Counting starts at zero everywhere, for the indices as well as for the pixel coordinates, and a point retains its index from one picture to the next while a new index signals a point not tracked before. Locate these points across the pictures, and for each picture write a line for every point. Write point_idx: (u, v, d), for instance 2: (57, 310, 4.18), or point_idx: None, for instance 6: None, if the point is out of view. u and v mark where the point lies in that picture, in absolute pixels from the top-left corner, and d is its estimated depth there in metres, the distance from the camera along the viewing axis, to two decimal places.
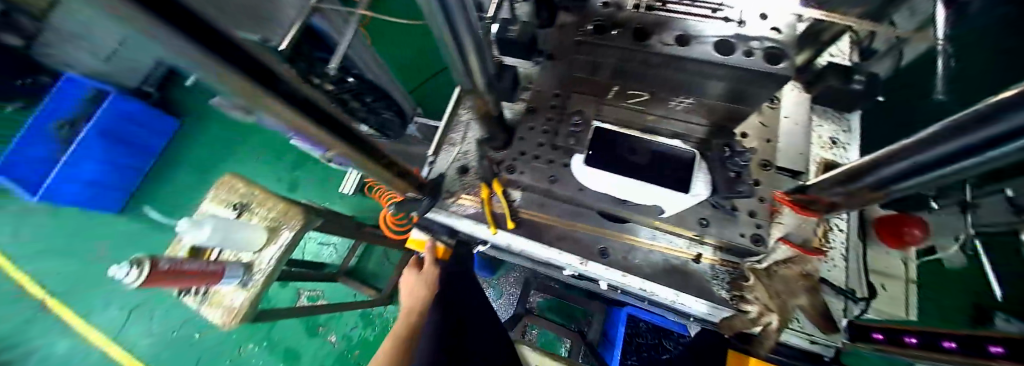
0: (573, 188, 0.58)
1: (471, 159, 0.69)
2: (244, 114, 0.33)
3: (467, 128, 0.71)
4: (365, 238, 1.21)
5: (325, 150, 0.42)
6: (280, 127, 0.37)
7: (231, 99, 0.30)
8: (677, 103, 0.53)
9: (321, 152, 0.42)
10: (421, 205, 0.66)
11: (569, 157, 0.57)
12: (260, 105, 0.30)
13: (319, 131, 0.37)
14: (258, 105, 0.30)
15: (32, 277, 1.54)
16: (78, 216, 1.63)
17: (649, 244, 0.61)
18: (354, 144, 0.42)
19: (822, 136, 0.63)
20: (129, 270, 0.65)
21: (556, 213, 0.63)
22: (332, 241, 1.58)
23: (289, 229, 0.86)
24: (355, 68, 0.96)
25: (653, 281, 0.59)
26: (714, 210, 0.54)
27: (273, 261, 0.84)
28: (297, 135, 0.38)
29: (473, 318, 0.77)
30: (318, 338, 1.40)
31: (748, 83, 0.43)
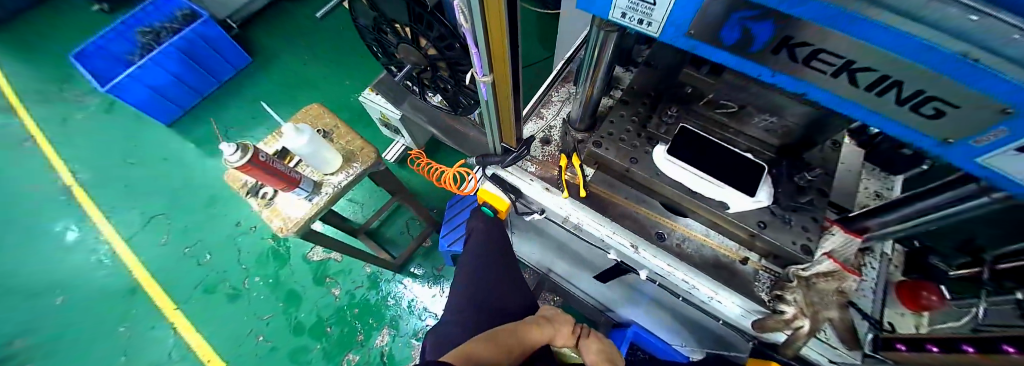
0: (650, 171, 0.65)
1: (556, 133, 0.79)
2: (463, 20, 0.44)
3: (557, 108, 0.82)
4: (406, 198, 1.26)
5: (485, 74, 0.52)
6: (469, 40, 0.47)
7: (463, 5, 0.39)
8: (760, 120, 0.63)
9: (480, 74, 0.52)
10: (506, 158, 0.75)
11: (651, 146, 0.67)
12: (479, 21, 0.41)
13: (500, 53, 0.47)
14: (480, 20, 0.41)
15: (70, 167, 1.60)
16: (129, 120, 1.71)
17: (702, 239, 0.69)
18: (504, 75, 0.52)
19: (870, 189, 0.74)
20: (236, 151, 0.71)
21: (624, 195, 0.71)
22: (361, 201, 1.55)
23: (360, 163, 0.93)
24: None
25: (698, 271, 0.66)
26: (772, 216, 0.62)
27: (343, 184, 0.91)
28: (477, 51, 0.48)
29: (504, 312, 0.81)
30: (323, 288, 1.35)
31: (830, 112, 0.53)
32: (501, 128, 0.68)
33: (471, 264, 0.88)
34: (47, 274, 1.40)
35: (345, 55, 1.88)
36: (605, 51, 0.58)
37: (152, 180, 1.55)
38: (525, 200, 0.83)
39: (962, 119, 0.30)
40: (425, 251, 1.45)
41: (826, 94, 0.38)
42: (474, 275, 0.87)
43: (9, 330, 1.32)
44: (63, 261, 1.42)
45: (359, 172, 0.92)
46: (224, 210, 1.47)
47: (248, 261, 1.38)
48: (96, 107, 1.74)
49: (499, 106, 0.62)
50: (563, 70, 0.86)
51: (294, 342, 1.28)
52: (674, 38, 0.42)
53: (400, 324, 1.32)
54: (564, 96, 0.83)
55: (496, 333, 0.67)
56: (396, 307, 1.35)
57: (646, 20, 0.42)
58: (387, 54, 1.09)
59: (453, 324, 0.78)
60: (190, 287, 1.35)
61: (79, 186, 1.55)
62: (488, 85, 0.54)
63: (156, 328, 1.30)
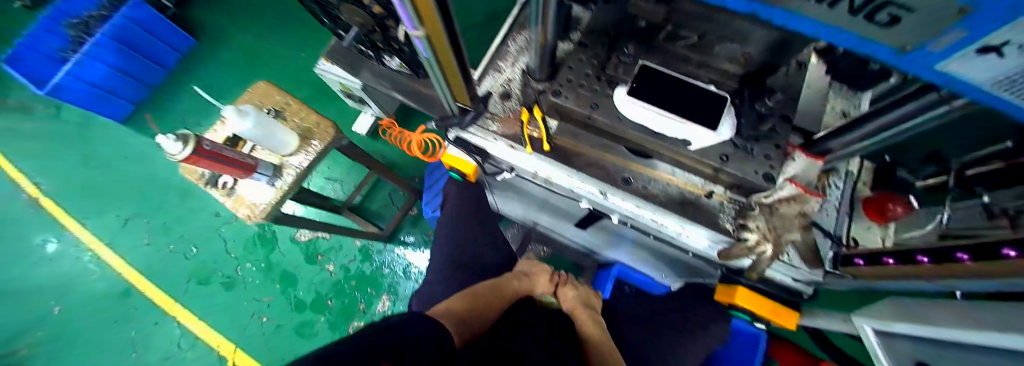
0: (612, 116, 0.63)
1: (515, 85, 0.75)
2: None
3: (515, 58, 0.76)
4: (382, 169, 1.23)
5: (416, 28, 0.45)
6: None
7: None
8: (723, 49, 0.61)
9: (411, 28, 0.46)
10: (466, 118, 0.72)
11: (612, 88, 0.63)
12: None
13: (426, 3, 0.40)
14: None
15: (30, 179, 1.53)
16: (77, 122, 1.60)
17: (667, 178, 0.68)
18: (438, 24, 0.45)
19: (837, 108, 0.73)
20: (177, 142, 0.67)
21: (588, 143, 0.69)
22: (340, 178, 1.52)
23: (320, 141, 0.89)
24: None
25: (664, 209, 0.66)
26: (735, 149, 0.61)
27: (305, 164, 0.87)
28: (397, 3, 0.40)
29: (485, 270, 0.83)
30: (316, 265, 1.38)
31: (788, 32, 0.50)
32: (451, 85, 0.63)
33: (449, 229, 0.89)
34: (38, 286, 1.41)
35: (294, 22, 1.71)
36: None
37: (118, 182, 1.49)
38: (493, 161, 0.81)
39: (920, 24, 0.25)
40: (412, 220, 1.45)
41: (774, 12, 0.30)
42: (451, 241, 0.88)
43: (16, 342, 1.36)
44: (51, 273, 1.42)
45: (320, 150, 0.88)
46: (199, 204, 1.44)
47: (237, 250, 1.38)
48: (39, 111, 1.62)
49: (443, 61, 0.56)
50: (518, 16, 0.80)
51: (298, 318, 1.34)
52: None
53: (398, 289, 1.37)
54: (521, 44, 0.77)
55: (476, 292, 0.71)
56: (392, 275, 1.39)
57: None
58: (328, 16, 0.99)
59: (435, 286, 0.81)
60: (185, 281, 1.37)
61: (46, 196, 1.50)
62: (424, 39, 0.47)
63: (160, 323, 1.34)
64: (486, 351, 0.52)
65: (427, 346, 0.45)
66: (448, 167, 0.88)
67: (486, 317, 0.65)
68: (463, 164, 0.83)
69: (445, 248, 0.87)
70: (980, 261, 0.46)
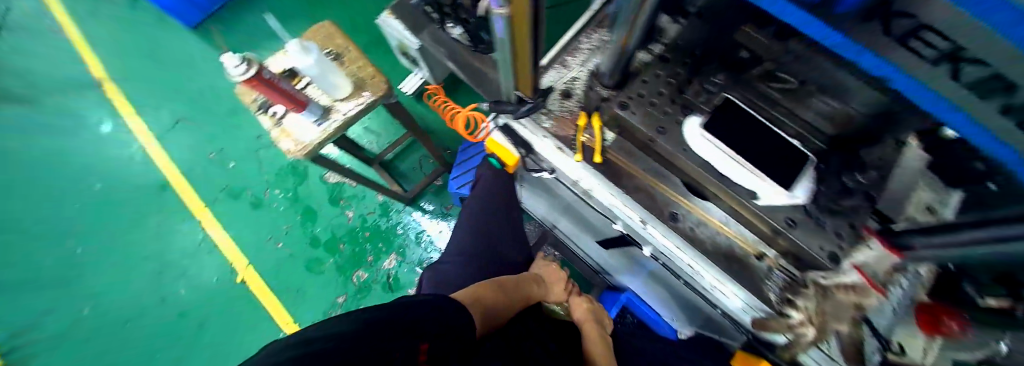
0: (677, 147, 0.57)
1: (579, 85, 0.70)
2: None
3: (586, 58, 0.71)
4: (420, 134, 1.22)
5: (501, 6, 0.43)
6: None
7: None
8: (818, 102, 0.54)
9: (496, 5, 0.43)
10: (520, 109, 0.68)
11: (684, 116, 0.57)
12: None
13: None
14: None
15: (101, 63, 1.63)
16: (153, 18, 1.68)
17: (718, 226, 0.63)
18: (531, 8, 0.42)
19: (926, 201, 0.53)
20: (240, 64, 0.68)
21: (641, 166, 0.64)
22: (376, 131, 1.53)
23: (370, 93, 0.88)
24: None
25: (705, 258, 0.62)
26: (805, 217, 0.55)
27: (350, 113, 0.87)
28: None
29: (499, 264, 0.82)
30: (337, 209, 1.41)
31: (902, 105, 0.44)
32: (518, 72, 0.59)
33: (472, 212, 0.87)
34: (92, 160, 1.53)
35: None
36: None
37: (179, 84, 1.57)
38: (535, 157, 0.77)
39: None
40: (435, 189, 1.45)
41: (913, 87, 0.27)
42: (470, 226, 0.86)
43: (63, 206, 1.49)
44: (103, 153, 1.52)
45: (369, 102, 0.88)
46: (243, 123, 1.50)
47: (269, 174, 1.44)
48: (123, 1, 1.72)
49: (516, 47, 0.52)
50: (598, 12, 0.73)
51: (310, 253, 1.39)
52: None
53: (406, 253, 1.39)
54: (597, 43, 0.72)
55: (502, 283, 0.72)
56: (404, 237, 1.41)
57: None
58: None
59: (451, 266, 0.82)
60: (215, 191, 1.45)
61: (113, 82, 1.60)
62: (505, 19, 0.44)
63: (185, 224, 1.43)
64: (503, 353, 0.57)
65: (451, 348, 0.48)
66: (489, 153, 0.84)
67: (507, 311, 0.67)
68: (503, 153, 0.80)
69: (465, 230, 0.86)
70: None
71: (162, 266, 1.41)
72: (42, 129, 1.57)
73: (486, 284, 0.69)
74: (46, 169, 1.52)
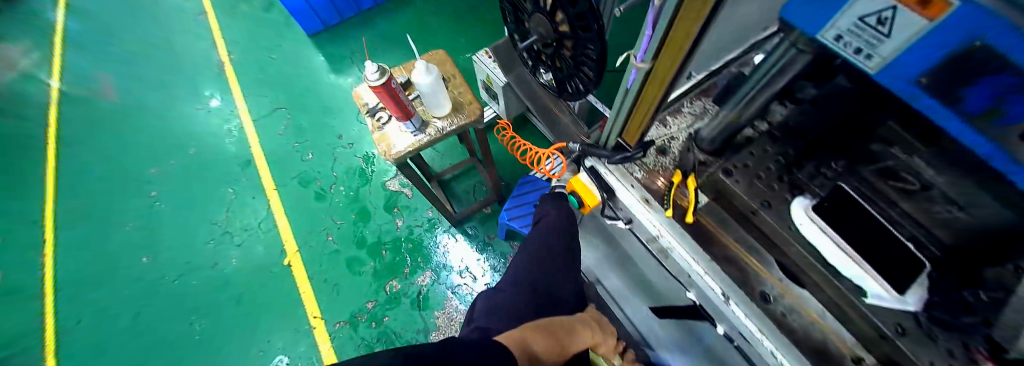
0: (782, 223, 0.59)
1: (676, 143, 0.74)
2: None
3: (687, 120, 0.76)
4: (487, 161, 1.30)
5: (644, 60, 0.48)
6: (650, 19, 0.44)
7: None
8: (942, 210, 0.50)
9: (639, 59, 0.49)
10: (616, 155, 0.71)
11: (789, 198, 0.60)
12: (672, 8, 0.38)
13: (683, 36, 0.41)
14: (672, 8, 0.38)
15: (230, 48, 1.92)
16: (282, 23, 1.99)
17: (810, 316, 0.59)
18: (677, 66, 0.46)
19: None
20: (377, 72, 0.78)
21: (734, 236, 0.64)
22: (441, 151, 1.64)
23: (467, 116, 0.97)
24: None
25: (794, 350, 0.57)
26: (915, 325, 0.51)
27: (443, 131, 0.96)
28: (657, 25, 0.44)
29: (558, 303, 0.82)
30: (389, 215, 1.47)
31: None
32: (630, 122, 0.64)
33: (535, 246, 0.88)
34: (193, 127, 1.72)
35: (469, 12, 1.96)
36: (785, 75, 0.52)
37: (284, 78, 1.80)
38: (614, 205, 0.78)
39: None
40: (483, 216, 1.49)
41: None
42: (531, 258, 0.86)
43: (157, 160, 1.66)
44: (207, 123, 1.73)
45: (463, 123, 0.97)
46: (329, 122, 1.67)
47: (338, 170, 1.56)
48: (262, 6, 2.06)
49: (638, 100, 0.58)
50: (703, 81, 0.79)
51: (354, 252, 1.43)
52: (891, 86, 0.31)
53: (442, 273, 1.39)
54: (699, 110, 0.77)
55: (551, 325, 0.67)
56: (442, 257, 1.42)
57: (866, 51, 0.30)
58: (517, 22, 1.10)
59: (507, 293, 0.79)
60: (289, 175, 1.57)
61: (233, 67, 1.86)
62: (643, 72, 0.50)
63: (255, 199, 1.54)
64: None
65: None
66: (570, 191, 0.86)
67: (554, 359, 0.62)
68: (584, 195, 0.83)
69: (524, 261, 0.86)
70: None
71: (222, 233, 1.49)
72: (165, 93, 1.83)
73: (529, 325, 0.64)
74: (155, 127, 1.74)
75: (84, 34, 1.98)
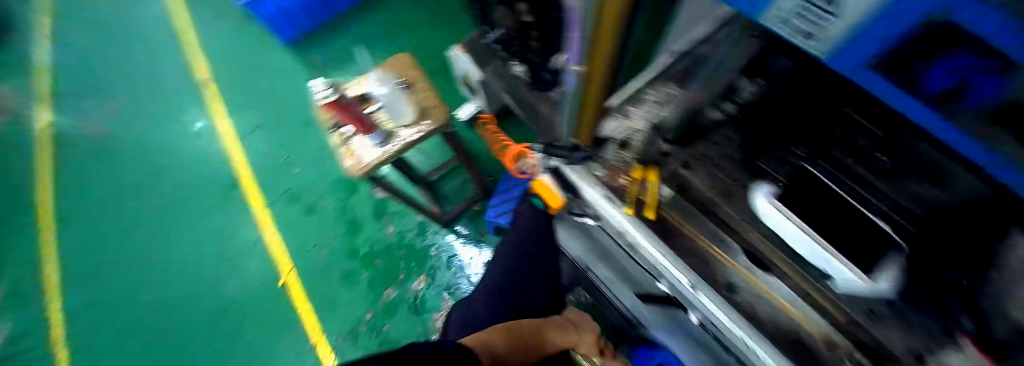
0: (743, 213, 0.58)
1: (638, 139, 0.69)
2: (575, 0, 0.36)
3: (650, 109, 0.70)
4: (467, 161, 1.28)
5: (577, 64, 0.46)
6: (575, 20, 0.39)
7: None
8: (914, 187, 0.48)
9: (571, 62, 0.46)
10: (573, 155, 0.70)
11: (752, 183, 0.58)
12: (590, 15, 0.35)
13: (609, 29, 0.36)
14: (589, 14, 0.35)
15: (206, 66, 1.89)
16: (255, 33, 1.94)
17: (781, 302, 0.58)
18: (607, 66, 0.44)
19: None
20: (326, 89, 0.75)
21: (699, 227, 0.62)
22: (428, 151, 1.62)
23: (432, 121, 0.95)
24: None
25: (765, 339, 0.56)
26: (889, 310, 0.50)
27: (414, 137, 0.94)
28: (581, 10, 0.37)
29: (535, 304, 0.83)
30: (379, 222, 1.48)
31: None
32: (580, 117, 0.61)
33: (504, 250, 0.87)
34: (181, 151, 1.74)
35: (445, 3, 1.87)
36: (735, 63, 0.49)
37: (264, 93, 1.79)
38: (581, 202, 0.77)
39: None
40: (472, 214, 1.48)
41: None
42: (502, 262, 0.86)
43: (152, 187, 1.70)
44: (192, 146, 1.73)
45: (429, 129, 0.94)
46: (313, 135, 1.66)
47: (327, 181, 1.57)
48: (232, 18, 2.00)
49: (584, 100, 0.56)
50: (670, 66, 0.72)
51: (349, 264, 1.45)
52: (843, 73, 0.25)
53: (436, 275, 1.41)
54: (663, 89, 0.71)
55: (518, 326, 0.68)
56: (437, 259, 1.43)
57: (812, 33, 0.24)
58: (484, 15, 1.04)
59: (481, 304, 0.81)
60: (279, 190, 1.59)
61: (212, 85, 1.84)
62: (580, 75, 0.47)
63: (247, 217, 1.56)
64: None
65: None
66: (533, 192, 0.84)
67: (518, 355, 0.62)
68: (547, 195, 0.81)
69: (496, 267, 0.86)
70: None
71: (222, 254, 1.54)
72: (147, 119, 1.82)
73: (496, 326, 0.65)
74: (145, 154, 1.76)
75: (60, 62, 1.96)
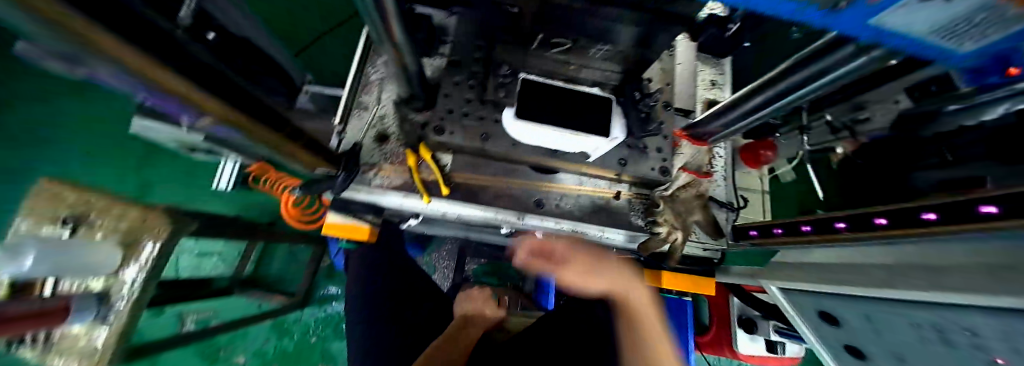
0: (505, 144, 0.59)
1: (389, 124, 0.64)
2: (65, 65, 0.23)
3: (377, 92, 0.67)
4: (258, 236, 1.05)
5: (196, 116, 0.33)
6: (119, 82, 0.26)
7: (52, 48, 0.21)
8: (597, 51, 0.57)
9: (189, 117, 0.33)
10: (336, 183, 0.57)
11: (498, 112, 0.59)
12: (111, 70, 0.23)
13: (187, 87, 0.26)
14: (109, 70, 0.23)
15: None
16: None
17: (579, 189, 0.66)
18: (238, 113, 0.32)
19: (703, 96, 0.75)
20: None
21: (491, 172, 0.63)
22: (216, 249, 1.31)
23: (151, 241, 0.68)
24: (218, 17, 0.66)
25: (582, 221, 0.64)
26: (629, 149, 0.62)
27: (136, 287, 0.66)
28: (137, 91, 0.28)
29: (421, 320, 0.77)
30: (223, 362, 1.23)
31: (656, 29, 0.49)
32: (293, 157, 0.47)
33: (355, 300, 0.77)
34: None
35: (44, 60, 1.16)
36: (390, 22, 0.41)
37: None
38: (391, 213, 0.70)
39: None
40: (326, 270, 1.36)
41: None
42: (355, 317, 0.76)
43: None
44: None
45: (155, 252, 0.67)
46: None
47: None
48: None
49: (282, 149, 0.43)
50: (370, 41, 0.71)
51: None
52: None
53: (335, 353, 1.31)
54: (377, 80, 0.69)
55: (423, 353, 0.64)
56: (322, 339, 1.31)
57: None
58: None
59: None
60: None
61: None
62: (216, 126, 0.35)
63: None
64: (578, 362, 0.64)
65: None
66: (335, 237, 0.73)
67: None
68: (351, 232, 0.71)
69: (356, 324, 0.74)
70: (902, 226, 0.44)
71: None
72: None
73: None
74: None
75: None
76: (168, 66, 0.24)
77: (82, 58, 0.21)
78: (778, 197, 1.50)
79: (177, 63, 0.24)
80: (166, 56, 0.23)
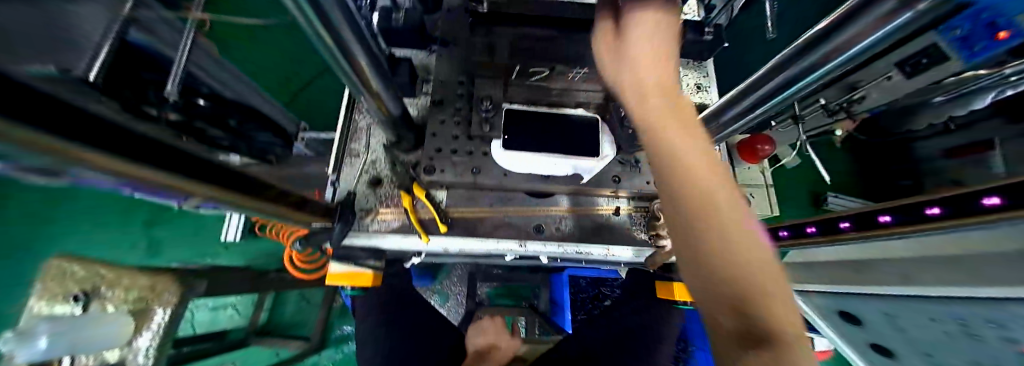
0: (498, 174, 0.59)
1: (381, 168, 0.65)
2: (49, 177, 0.22)
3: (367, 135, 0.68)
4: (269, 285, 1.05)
5: (186, 199, 0.32)
6: (108, 184, 0.26)
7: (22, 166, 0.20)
8: (575, 74, 0.57)
9: (180, 200, 0.33)
10: (334, 234, 0.56)
11: (488, 145, 0.60)
12: (91, 176, 0.22)
13: (183, 179, 0.26)
14: (91, 176, 0.22)
15: None
16: None
17: (579, 210, 0.64)
18: (231, 191, 0.32)
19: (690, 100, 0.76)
20: None
21: (487, 203, 0.63)
22: (228, 302, 1.31)
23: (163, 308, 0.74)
24: (209, 83, 0.68)
25: (586, 241, 0.62)
26: (621, 166, 0.62)
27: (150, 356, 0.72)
28: (131, 190, 0.28)
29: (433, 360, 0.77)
30: None
31: None
32: (294, 218, 0.46)
33: (368, 347, 0.76)
34: None
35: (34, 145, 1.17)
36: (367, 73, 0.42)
37: None
38: (393, 254, 0.70)
39: None
40: (339, 311, 1.35)
41: None
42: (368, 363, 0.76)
43: None
44: None
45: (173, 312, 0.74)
46: None
47: None
48: None
49: (279, 211, 0.42)
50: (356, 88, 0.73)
51: None
52: None
53: None
54: (366, 125, 0.69)
55: None
56: None
57: None
58: None
59: None
60: None
61: None
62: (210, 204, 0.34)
63: None
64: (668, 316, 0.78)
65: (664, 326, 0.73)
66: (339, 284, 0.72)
67: None
68: (354, 277, 0.71)
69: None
70: (905, 225, 0.38)
71: None
72: None
73: None
74: None
75: None
76: (150, 164, 0.23)
77: (69, 171, 0.20)
78: (783, 184, 1.48)
79: (161, 158, 0.23)
80: (161, 164, 0.24)
